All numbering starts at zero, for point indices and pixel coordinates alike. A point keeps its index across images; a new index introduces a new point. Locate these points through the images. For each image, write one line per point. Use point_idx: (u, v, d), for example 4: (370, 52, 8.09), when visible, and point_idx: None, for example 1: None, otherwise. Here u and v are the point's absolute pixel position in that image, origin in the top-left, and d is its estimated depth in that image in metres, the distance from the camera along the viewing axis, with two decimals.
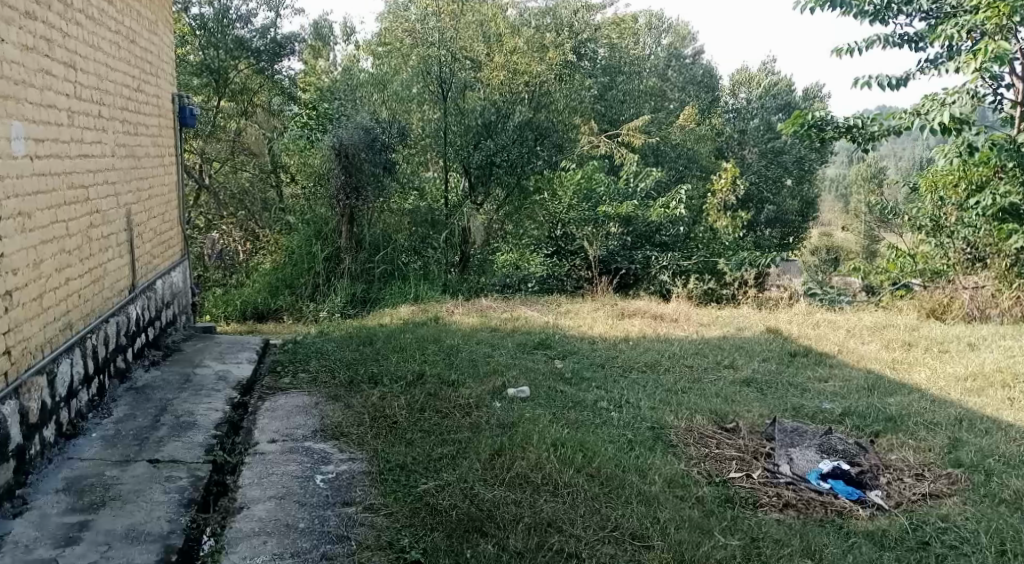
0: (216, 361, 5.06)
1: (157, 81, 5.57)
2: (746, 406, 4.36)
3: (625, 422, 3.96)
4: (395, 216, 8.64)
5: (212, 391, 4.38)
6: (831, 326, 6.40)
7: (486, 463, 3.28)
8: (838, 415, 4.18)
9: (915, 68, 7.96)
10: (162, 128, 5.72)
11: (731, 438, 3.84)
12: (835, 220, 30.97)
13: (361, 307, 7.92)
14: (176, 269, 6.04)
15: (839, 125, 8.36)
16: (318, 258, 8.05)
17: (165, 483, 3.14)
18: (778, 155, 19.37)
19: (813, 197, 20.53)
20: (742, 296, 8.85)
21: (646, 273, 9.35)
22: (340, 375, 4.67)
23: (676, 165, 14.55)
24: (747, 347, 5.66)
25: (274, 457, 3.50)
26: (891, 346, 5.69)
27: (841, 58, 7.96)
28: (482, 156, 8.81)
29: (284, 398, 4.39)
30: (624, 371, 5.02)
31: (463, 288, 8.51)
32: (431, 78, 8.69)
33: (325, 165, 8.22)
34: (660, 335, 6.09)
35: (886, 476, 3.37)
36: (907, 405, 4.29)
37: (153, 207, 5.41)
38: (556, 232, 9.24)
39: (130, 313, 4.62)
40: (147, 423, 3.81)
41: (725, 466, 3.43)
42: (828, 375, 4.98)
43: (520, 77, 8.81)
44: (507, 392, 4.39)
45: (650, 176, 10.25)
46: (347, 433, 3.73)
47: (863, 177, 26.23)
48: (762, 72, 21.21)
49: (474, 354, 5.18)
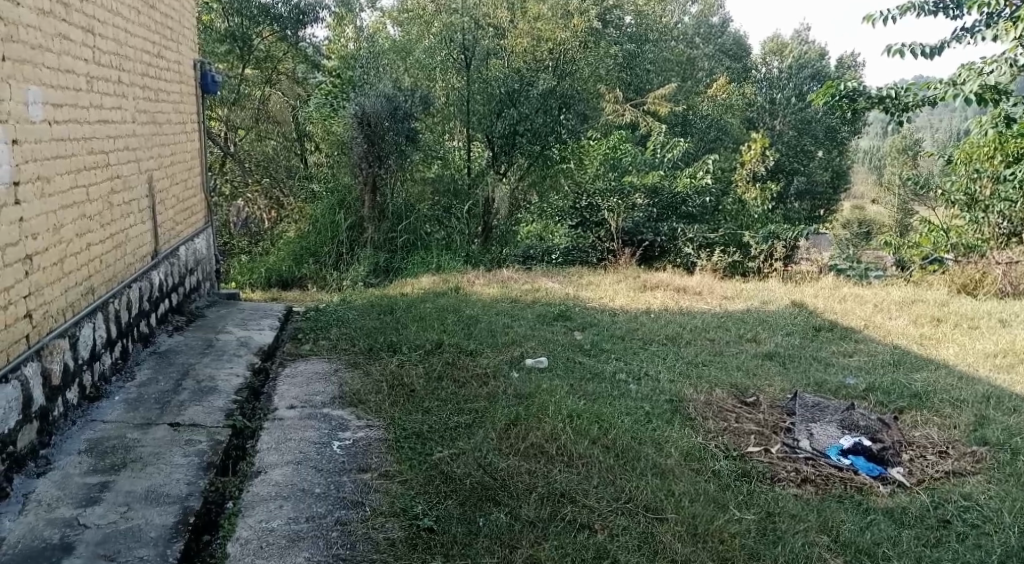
0: (238, 327, 5.11)
1: (179, 47, 5.58)
2: (767, 380, 4.31)
3: (644, 394, 3.93)
4: (417, 185, 8.67)
5: (233, 357, 4.42)
6: (858, 300, 6.29)
7: (501, 432, 3.27)
8: (862, 391, 4.12)
9: (950, 36, 7.69)
10: (184, 95, 5.74)
11: (751, 412, 3.79)
12: (867, 193, 30.38)
13: (384, 276, 7.94)
14: (200, 236, 6.09)
15: (870, 96, 8.12)
16: (341, 226, 8.07)
17: (185, 447, 3.19)
18: (809, 126, 18.99)
19: (844, 170, 20.11)
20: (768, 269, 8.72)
21: (674, 245, 9.03)
22: (359, 343, 4.70)
23: (704, 136, 14.32)
24: (771, 321, 5.58)
25: (292, 423, 3.53)
26: (919, 322, 5.57)
27: (873, 26, 7.68)
28: (505, 124, 8.76)
29: (305, 365, 4.43)
30: (644, 343, 4.98)
31: (485, 258, 8.48)
32: (455, 46, 8.60)
33: (348, 134, 8.20)
34: (682, 307, 6.03)
35: (908, 453, 3.31)
36: (933, 381, 4.21)
37: (176, 173, 5.44)
38: (581, 202, 8.98)
39: (153, 279, 4.66)
40: (168, 387, 3.86)
41: (744, 441, 3.39)
42: (854, 350, 4.90)
43: (544, 44, 8.90)
44: (525, 363, 4.38)
45: (676, 147, 10.11)
46: (366, 401, 3.75)
47: (897, 149, 25.61)
48: (795, 41, 20.70)
49: (493, 324, 5.17)
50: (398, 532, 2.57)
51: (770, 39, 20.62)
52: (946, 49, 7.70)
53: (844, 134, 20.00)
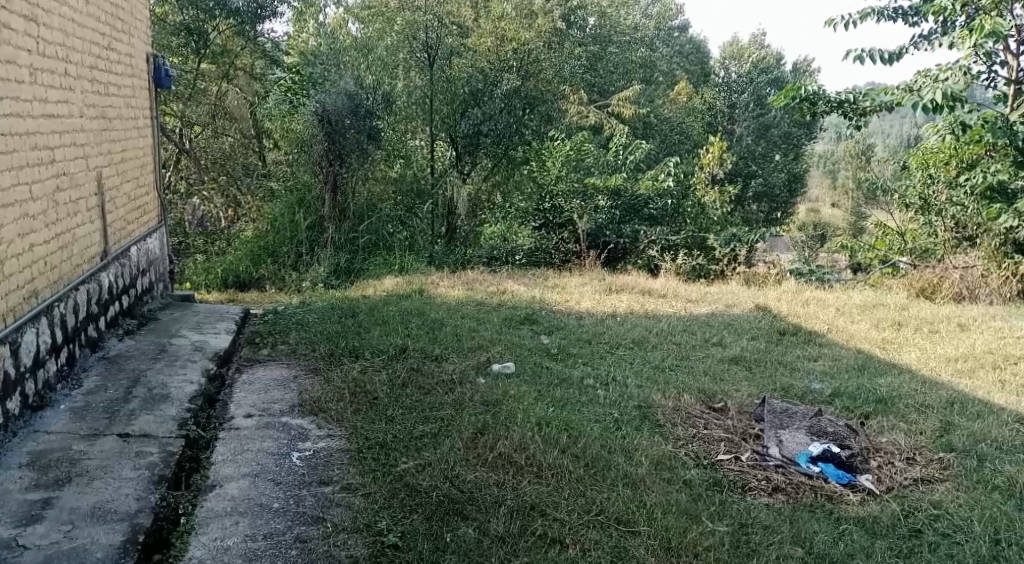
0: (193, 331, 4.92)
1: (131, 40, 5.36)
2: (734, 385, 4.29)
3: (612, 400, 3.87)
4: (379, 185, 8.52)
5: (188, 362, 4.24)
6: (820, 304, 6.34)
7: (468, 442, 3.17)
8: (828, 396, 4.14)
9: (909, 42, 7.83)
10: (136, 90, 5.52)
11: (719, 418, 3.76)
12: (822, 197, 31.01)
13: (345, 277, 7.78)
14: (153, 235, 5.87)
15: (830, 100, 8.22)
16: (301, 226, 7.90)
17: (135, 459, 3.02)
18: (766, 130, 19.27)
19: (801, 173, 20.46)
20: (731, 272, 8.78)
21: (636, 247, 9.13)
22: (320, 348, 4.54)
23: (666, 139, 14.40)
24: (736, 324, 5.58)
25: (249, 433, 3.38)
26: (881, 326, 5.63)
27: (834, 30, 7.80)
28: (469, 125, 8.65)
29: (263, 371, 4.27)
30: (611, 347, 4.93)
31: (449, 260, 8.36)
32: (417, 45, 8.48)
33: (308, 132, 8.04)
34: (648, 311, 6.00)
35: (876, 461, 3.32)
36: (898, 386, 4.24)
37: (127, 170, 5.22)
38: (544, 204, 8.97)
39: (102, 281, 4.45)
40: (118, 395, 3.67)
41: (714, 448, 3.35)
42: (818, 355, 4.91)
43: (508, 44, 8.70)
44: (492, 368, 4.28)
45: (639, 148, 9.85)
46: (327, 409, 3.61)
47: (852, 152, 26.15)
48: (753, 45, 20.97)
49: (458, 328, 5.06)
50: (361, 549, 2.46)
51: (729, 44, 20.86)
52: (904, 55, 7.84)
53: (800, 138, 20.35)
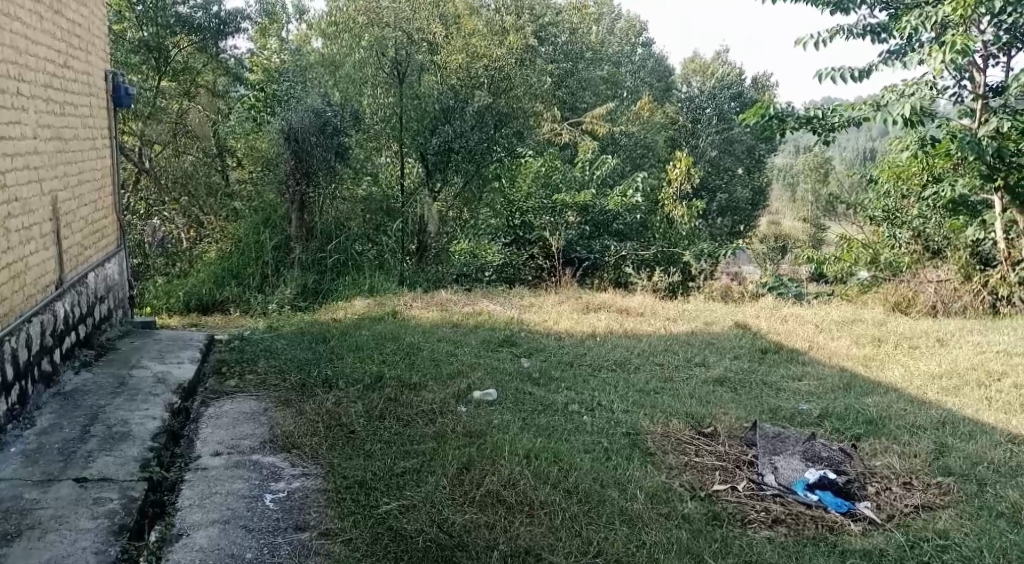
0: (155, 361, 4.66)
1: (88, 57, 5.12)
2: (721, 407, 4.18)
3: (599, 428, 3.73)
4: (347, 203, 8.26)
5: (150, 396, 4.00)
6: (799, 321, 6.29)
7: (453, 479, 3.01)
8: (817, 417, 4.06)
9: (877, 60, 7.91)
10: (94, 109, 5.28)
11: (710, 444, 3.64)
12: (783, 209, 31.43)
13: (313, 299, 7.54)
14: (112, 260, 5.60)
15: (799, 117, 8.26)
16: (266, 247, 7.71)
17: (93, 507, 2.78)
18: (730, 145, 19.49)
19: (764, 187, 20.70)
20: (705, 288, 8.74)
21: (605, 262, 8.99)
22: (291, 378, 4.33)
23: (633, 155, 14.41)
24: (717, 343, 5.49)
25: (217, 473, 3.16)
26: (862, 342, 5.60)
27: (804, 50, 7.86)
28: (439, 142, 8.41)
29: (230, 403, 4.04)
30: (593, 370, 4.80)
31: (420, 279, 8.18)
32: (386, 59, 8.33)
33: (274, 150, 7.84)
34: (627, 330, 5.88)
35: (874, 486, 3.24)
36: (886, 406, 4.18)
37: (84, 193, 4.96)
38: (514, 221, 8.77)
39: (58, 310, 4.20)
40: (75, 435, 3.42)
41: (709, 478, 3.24)
42: (803, 374, 4.83)
43: (479, 60, 8.51)
44: (473, 396, 4.11)
45: (605, 164, 9.70)
46: (300, 445, 3.41)
47: (811, 166, 26.64)
48: (716, 61, 21.24)
49: (436, 352, 4.90)
50: None
51: (692, 60, 21.07)
52: (873, 72, 7.93)
53: (762, 152, 20.63)
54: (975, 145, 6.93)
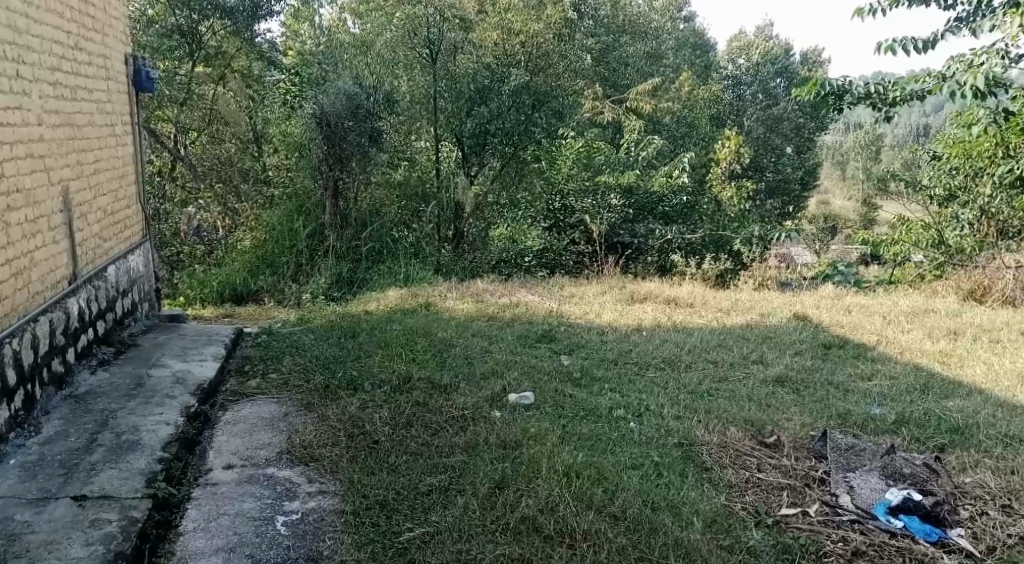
0: (175, 360, 4.43)
1: (104, 39, 4.90)
2: (784, 413, 3.76)
3: (648, 438, 3.37)
4: (382, 189, 8.00)
5: (166, 398, 3.76)
6: (864, 311, 5.80)
7: (484, 501, 2.70)
8: (892, 424, 3.63)
9: (944, 27, 7.28)
10: (113, 94, 5.06)
11: (774, 457, 3.25)
12: (833, 188, 30.35)
13: (348, 289, 7.31)
14: (136, 252, 5.40)
15: (857, 93, 7.54)
16: (300, 235, 7.48)
17: (88, 531, 2.53)
18: (778, 122, 18.69)
19: (815, 166, 19.84)
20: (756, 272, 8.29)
21: (649, 246, 8.47)
22: (314, 378, 4.04)
23: (677, 134, 13.79)
24: (775, 338, 5.06)
25: (227, 491, 2.89)
26: (937, 336, 5.10)
27: (862, 20, 7.25)
28: (475, 124, 8.05)
29: (250, 407, 3.77)
30: (639, 369, 4.41)
31: (457, 268, 7.88)
32: (419, 41, 7.87)
33: (306, 135, 7.56)
34: (676, 323, 5.46)
35: (967, 510, 2.83)
36: (972, 412, 3.72)
37: (101, 182, 4.74)
38: (554, 205, 8.32)
39: (70, 308, 3.98)
40: (80, 444, 3.19)
41: (776, 499, 2.87)
42: (872, 373, 4.38)
43: (516, 37, 8.09)
44: (508, 399, 3.78)
45: (650, 145, 9.33)
46: (319, 457, 3.12)
47: (862, 143, 25.50)
48: (762, 35, 20.41)
49: (469, 349, 4.58)
50: None
51: (735, 35, 20.23)
52: (939, 42, 7.29)
53: (812, 129, 19.77)
54: None
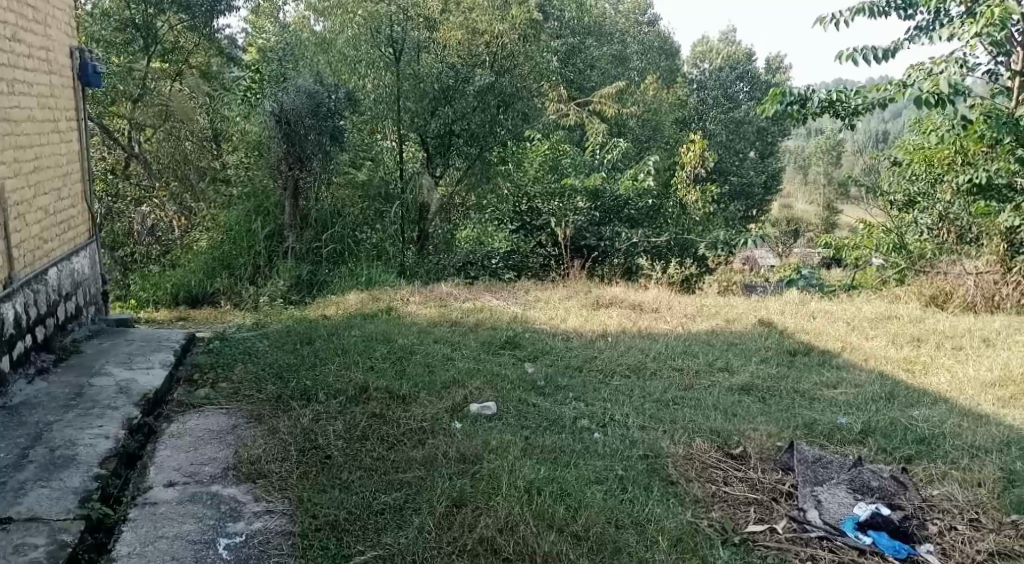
0: (120, 367, 4.21)
1: (47, 30, 4.67)
2: (750, 423, 3.69)
3: (613, 450, 3.26)
4: (345, 189, 7.80)
5: (107, 409, 3.54)
6: (828, 317, 5.79)
7: (441, 521, 2.58)
8: (858, 434, 3.59)
9: (904, 37, 7.35)
10: (57, 89, 4.83)
11: (740, 469, 3.18)
12: (795, 193, 30.77)
13: (307, 291, 7.10)
14: (81, 253, 5.15)
15: (819, 100, 7.52)
16: (258, 235, 7.25)
17: (10, 558, 2.33)
18: (740, 126, 18.83)
19: (778, 171, 20.05)
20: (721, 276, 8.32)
21: (615, 249, 8.39)
22: (266, 388, 3.87)
23: (642, 137, 13.76)
24: (741, 344, 5.00)
25: (167, 511, 2.72)
26: (900, 342, 5.10)
27: (824, 29, 7.27)
28: (440, 124, 7.95)
29: (197, 419, 3.59)
30: (604, 377, 4.31)
31: (421, 270, 7.72)
32: (381, 39, 7.67)
33: (265, 133, 7.33)
34: (641, 329, 5.37)
35: (936, 525, 2.78)
36: (939, 421, 3.70)
37: (41, 181, 4.50)
38: (521, 207, 8.25)
39: (5, 313, 3.75)
40: (9, 461, 2.97)
41: (742, 516, 2.80)
42: (838, 381, 4.34)
43: (481, 38, 7.88)
44: (469, 409, 3.65)
45: (616, 147, 9.29)
46: (267, 473, 2.96)
47: (823, 148, 25.88)
48: (726, 41, 20.60)
49: (430, 357, 4.43)
50: None
51: (699, 41, 20.37)
52: (899, 51, 7.36)
53: (775, 134, 19.98)
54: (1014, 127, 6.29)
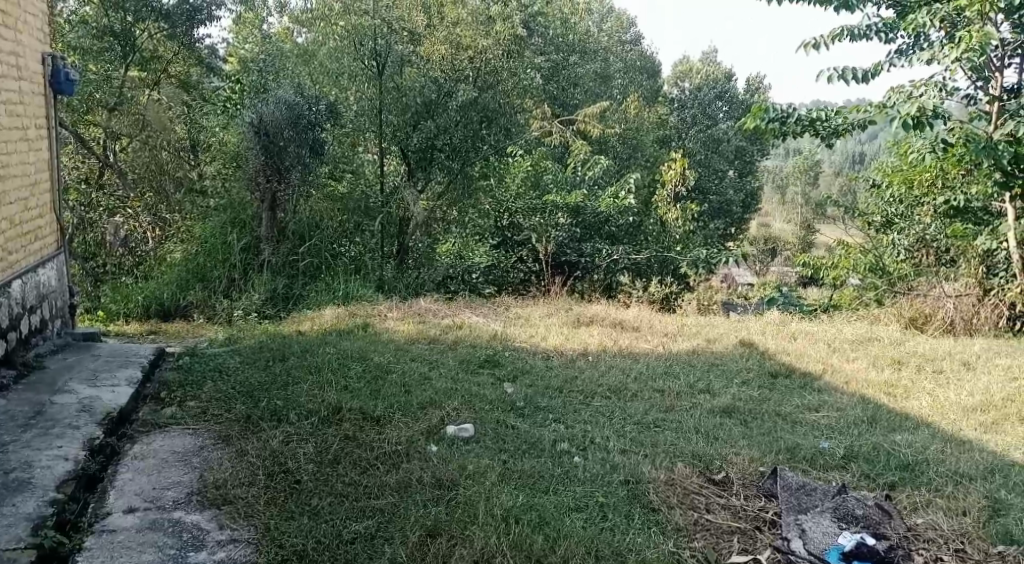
0: (84, 384, 4.05)
1: (18, 36, 4.54)
2: (732, 446, 3.62)
3: (593, 475, 3.18)
4: (324, 202, 7.68)
5: (68, 429, 3.39)
6: (809, 338, 5.77)
7: (414, 552, 2.49)
8: (841, 459, 3.54)
9: (884, 59, 7.42)
10: (26, 96, 4.69)
11: (722, 496, 3.11)
12: (773, 212, 31.04)
13: (283, 305, 6.95)
14: (48, 264, 4.98)
15: (800, 118, 7.47)
16: (233, 248, 7.10)
17: None
18: (720, 145, 18.97)
19: (756, 190, 20.19)
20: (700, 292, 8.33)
21: (596, 266, 8.35)
22: (236, 408, 3.74)
23: (623, 154, 13.78)
24: (722, 365, 4.95)
25: (126, 539, 2.58)
26: (881, 365, 5.09)
27: (806, 53, 7.31)
28: (422, 138, 7.79)
29: (162, 440, 3.45)
30: (585, 398, 4.23)
31: (400, 285, 7.61)
32: (364, 51, 7.62)
33: (243, 144, 7.20)
34: (622, 348, 5.31)
35: (922, 555, 2.72)
36: (922, 447, 3.66)
37: (6, 190, 4.35)
38: (502, 222, 8.30)
39: None
40: None
41: (725, 546, 2.73)
42: (820, 404, 4.30)
43: (465, 52, 7.79)
44: (446, 432, 3.55)
45: (598, 164, 9.27)
46: (233, 499, 2.84)
47: (801, 168, 26.13)
48: (706, 61, 20.80)
49: (407, 376, 4.33)
50: None
51: (679, 60, 20.55)
52: (879, 73, 7.42)
53: (754, 153, 20.14)
54: (993, 151, 6.33)
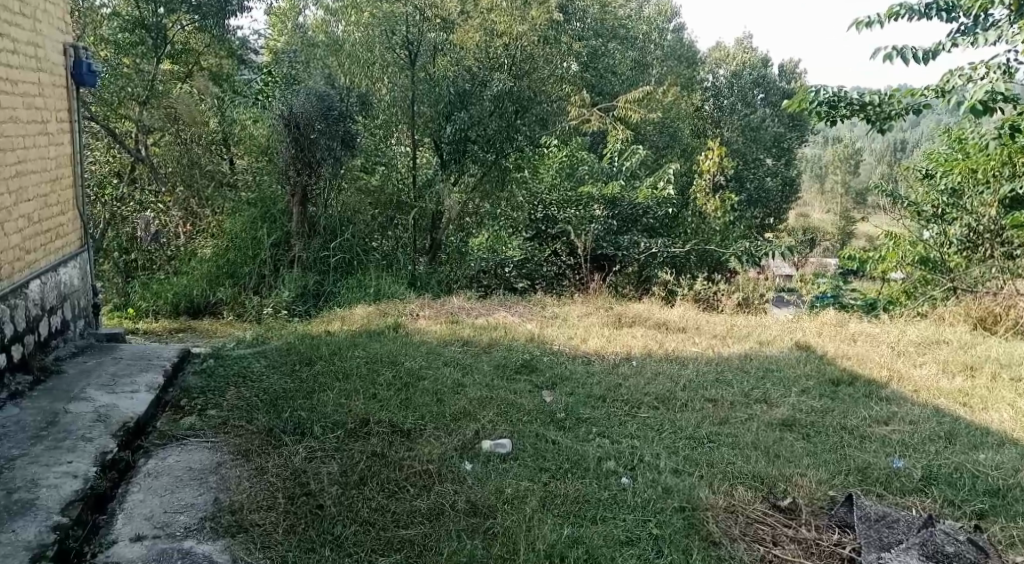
0: (102, 391, 3.83)
1: (36, 24, 4.33)
2: (796, 466, 3.27)
3: (644, 500, 2.87)
4: (355, 195, 7.42)
5: (81, 441, 3.17)
6: (870, 341, 5.35)
7: None
8: (919, 482, 3.18)
9: (946, 39, 6.90)
10: (45, 88, 4.48)
11: (790, 527, 2.79)
12: (811, 202, 30.11)
13: (313, 302, 6.74)
14: (69, 263, 4.80)
15: (853, 103, 6.86)
16: (264, 244, 6.88)
17: None
18: (757, 133, 18.35)
19: (795, 179, 19.52)
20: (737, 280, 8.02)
21: (634, 259, 7.97)
22: (257, 419, 3.50)
23: (659, 144, 13.28)
24: (779, 371, 4.59)
25: None
26: (951, 372, 4.68)
27: (859, 31, 6.86)
28: (455, 130, 7.45)
29: (179, 455, 3.22)
30: (630, 408, 3.90)
31: (433, 283, 7.36)
32: (397, 40, 7.31)
33: (274, 138, 6.97)
34: (668, 352, 4.97)
35: None
36: (1010, 469, 3.28)
37: (24, 186, 4.17)
38: (537, 214, 7.87)
39: None
40: None
41: None
42: (889, 417, 3.91)
43: (499, 40, 7.44)
44: (482, 448, 3.27)
45: (635, 155, 8.90)
46: (251, 525, 2.60)
47: (841, 156, 25.23)
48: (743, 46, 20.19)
49: (439, 384, 4.05)
50: None
51: (715, 46, 20.02)
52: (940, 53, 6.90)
53: (793, 142, 19.46)
54: None
